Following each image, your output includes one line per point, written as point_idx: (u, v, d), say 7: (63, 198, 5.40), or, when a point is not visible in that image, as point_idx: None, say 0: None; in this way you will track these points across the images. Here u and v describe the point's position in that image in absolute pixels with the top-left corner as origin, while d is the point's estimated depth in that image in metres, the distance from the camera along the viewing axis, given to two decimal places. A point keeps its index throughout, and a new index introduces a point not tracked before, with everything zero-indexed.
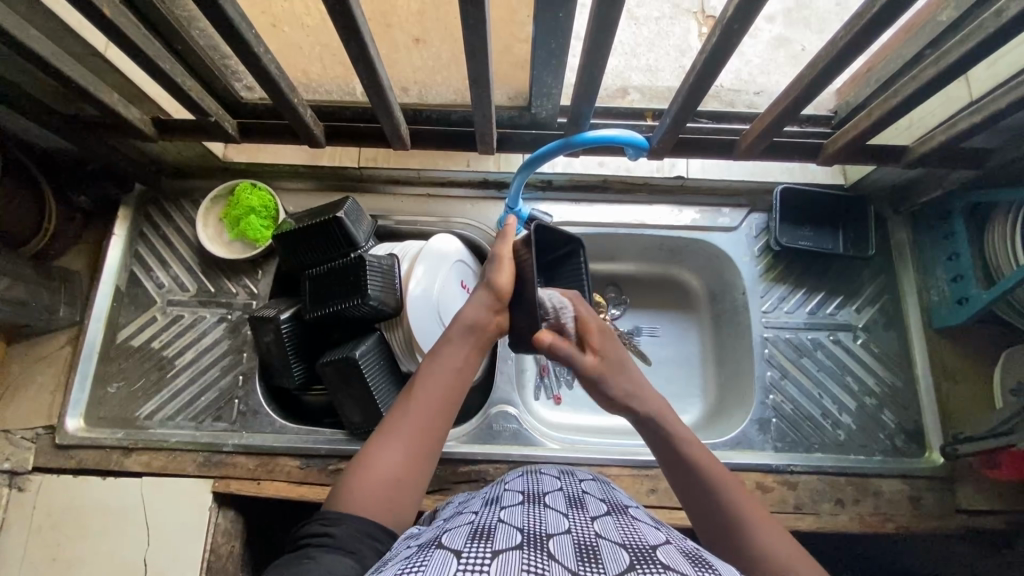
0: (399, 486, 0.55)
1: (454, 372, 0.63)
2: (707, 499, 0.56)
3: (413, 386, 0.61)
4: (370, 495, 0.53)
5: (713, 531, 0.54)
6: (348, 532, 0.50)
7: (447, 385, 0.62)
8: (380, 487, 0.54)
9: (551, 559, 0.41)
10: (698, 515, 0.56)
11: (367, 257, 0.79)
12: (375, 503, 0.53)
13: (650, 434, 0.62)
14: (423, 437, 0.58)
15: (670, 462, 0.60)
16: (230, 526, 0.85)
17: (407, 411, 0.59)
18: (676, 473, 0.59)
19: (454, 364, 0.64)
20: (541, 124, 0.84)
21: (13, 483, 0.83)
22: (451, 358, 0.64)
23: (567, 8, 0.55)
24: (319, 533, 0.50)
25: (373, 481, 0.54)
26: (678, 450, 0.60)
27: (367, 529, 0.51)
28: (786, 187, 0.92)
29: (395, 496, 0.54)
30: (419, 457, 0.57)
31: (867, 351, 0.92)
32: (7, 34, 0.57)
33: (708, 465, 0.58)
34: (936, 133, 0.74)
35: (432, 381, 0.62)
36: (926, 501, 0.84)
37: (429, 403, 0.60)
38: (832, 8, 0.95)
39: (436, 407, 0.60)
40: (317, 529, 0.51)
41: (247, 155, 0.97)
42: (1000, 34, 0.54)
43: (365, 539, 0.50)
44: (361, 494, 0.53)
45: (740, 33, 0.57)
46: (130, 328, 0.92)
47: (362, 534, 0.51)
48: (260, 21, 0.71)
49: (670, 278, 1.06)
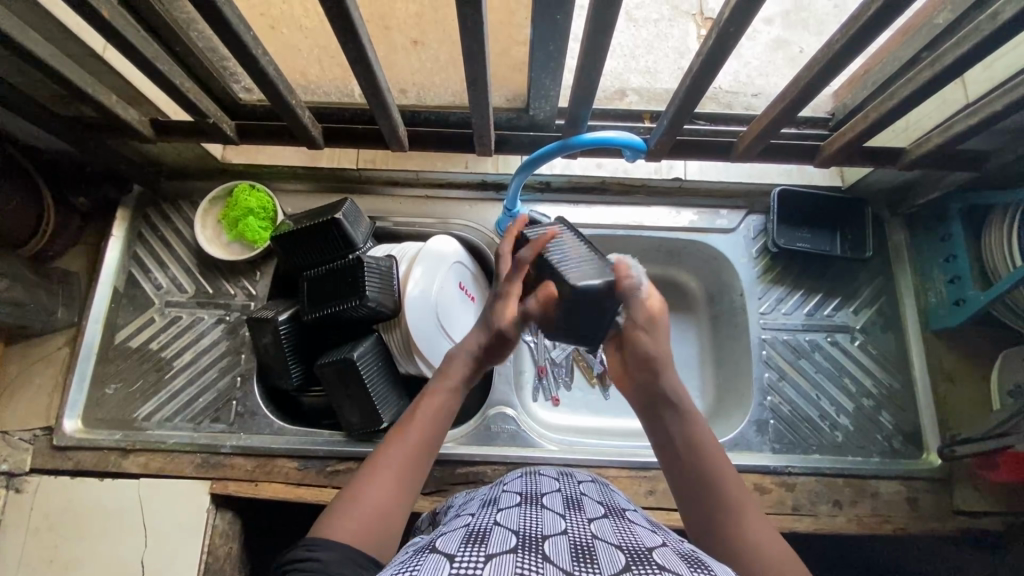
0: (389, 516, 0.54)
1: (442, 404, 0.63)
2: (704, 496, 0.55)
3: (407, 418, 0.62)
4: (357, 524, 0.52)
5: (706, 532, 0.54)
6: (335, 557, 0.49)
7: (435, 417, 0.62)
8: (368, 516, 0.53)
9: (546, 561, 0.41)
10: (693, 514, 0.55)
11: (365, 258, 0.79)
12: (362, 532, 0.52)
13: (653, 427, 0.62)
14: (411, 467, 0.58)
15: (669, 458, 0.59)
16: (228, 527, 0.85)
17: (399, 441, 0.59)
18: (674, 469, 0.58)
19: (442, 395, 0.64)
20: (539, 126, 0.84)
21: (11, 484, 0.83)
22: (440, 389, 0.64)
23: (564, 11, 0.55)
24: (303, 558, 0.49)
25: (361, 511, 0.53)
26: (679, 447, 0.59)
27: (354, 556, 0.50)
28: (781, 191, 0.92)
29: (383, 526, 0.54)
30: (406, 488, 0.57)
31: (865, 353, 0.92)
32: (5, 35, 0.57)
33: (707, 460, 0.57)
34: (933, 135, 0.75)
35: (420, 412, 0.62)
36: (923, 503, 0.84)
37: (421, 436, 0.60)
38: (830, 10, 0.95)
39: (427, 439, 0.61)
40: (303, 553, 0.49)
41: (246, 157, 0.97)
42: (995, 36, 0.54)
43: (350, 564, 0.49)
44: (349, 523, 0.52)
45: (736, 35, 0.57)
46: (128, 329, 0.92)
47: (349, 559, 0.49)
48: (258, 23, 0.72)
49: (668, 280, 1.06)
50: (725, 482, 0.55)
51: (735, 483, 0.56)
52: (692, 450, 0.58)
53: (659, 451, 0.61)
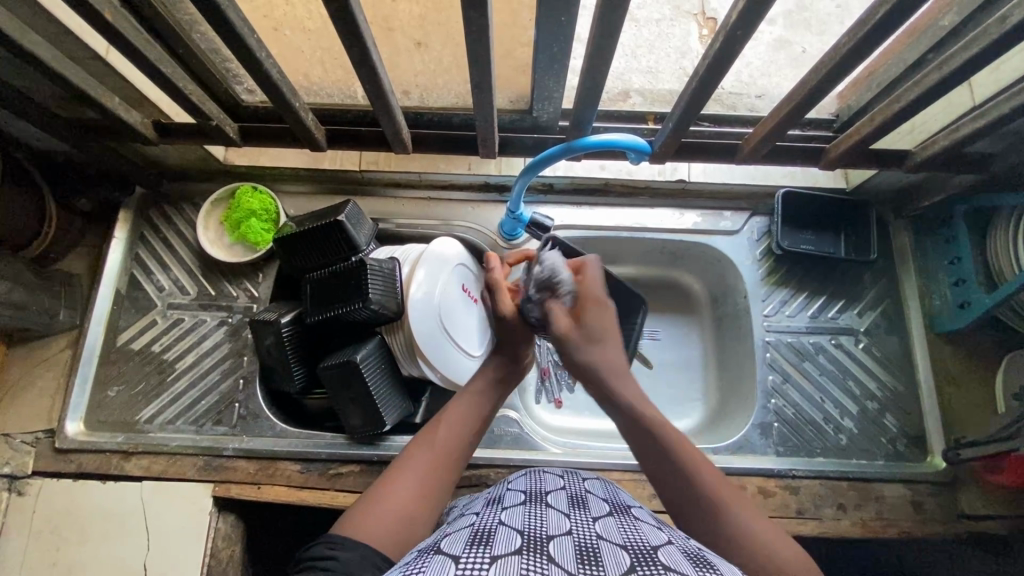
0: (414, 518, 0.55)
1: (473, 419, 0.65)
2: (682, 484, 0.55)
3: (434, 427, 0.63)
4: (380, 525, 0.52)
5: (692, 521, 0.54)
6: (354, 558, 0.48)
7: (463, 430, 0.63)
8: (392, 519, 0.53)
9: (551, 562, 0.40)
10: (678, 503, 0.55)
11: (369, 261, 0.79)
12: (385, 532, 0.52)
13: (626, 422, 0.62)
14: (436, 475, 0.59)
15: (648, 452, 0.59)
16: (230, 530, 0.85)
17: (425, 449, 0.60)
18: (654, 458, 0.58)
19: (473, 409, 0.66)
20: (542, 128, 0.84)
21: (13, 487, 0.83)
22: (467, 403, 0.66)
23: (569, 13, 0.55)
24: (323, 556, 0.48)
25: (385, 512, 0.54)
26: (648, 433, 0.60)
27: (372, 556, 0.50)
28: (787, 192, 0.92)
29: (407, 531, 0.54)
30: (429, 497, 0.57)
31: (869, 355, 0.92)
32: (6, 37, 0.56)
33: (680, 445, 0.58)
34: (938, 137, 0.74)
35: (447, 425, 0.63)
36: (927, 507, 0.84)
37: (448, 446, 0.61)
38: (834, 10, 0.94)
39: (454, 450, 0.61)
40: (323, 551, 0.48)
41: (249, 159, 0.96)
42: (1003, 41, 0.54)
43: (368, 566, 0.49)
44: (372, 522, 0.53)
45: (743, 39, 0.57)
46: (130, 331, 0.92)
47: (367, 561, 0.49)
48: (263, 26, 0.71)
49: (671, 282, 1.06)
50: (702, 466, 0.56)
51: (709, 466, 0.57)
52: (660, 442, 0.59)
53: (631, 439, 0.61)
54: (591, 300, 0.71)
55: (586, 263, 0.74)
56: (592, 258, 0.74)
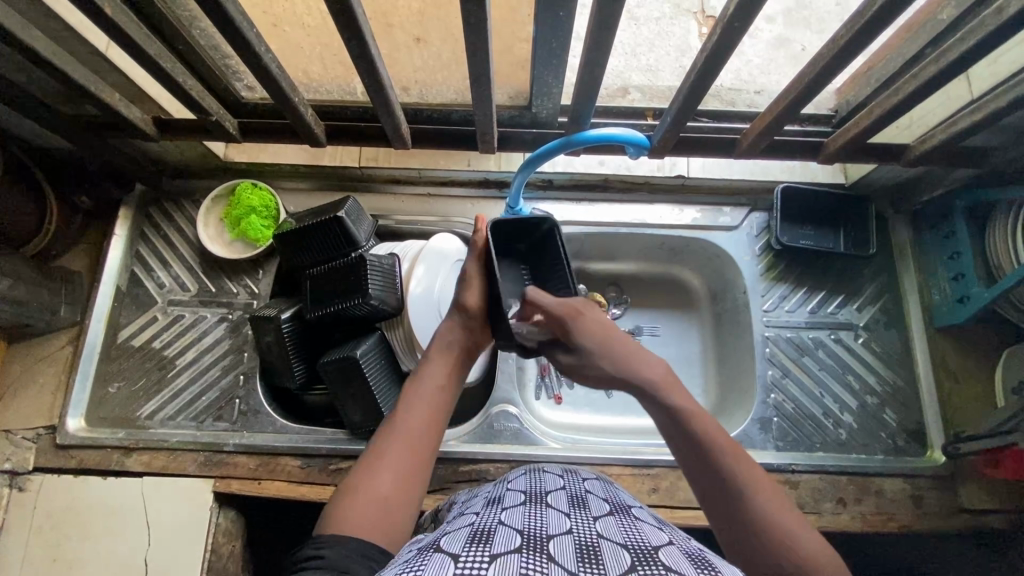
0: (392, 503, 0.54)
1: (435, 395, 0.63)
2: (716, 476, 0.53)
3: (398, 408, 0.61)
4: (360, 518, 0.52)
5: (721, 514, 0.52)
6: (342, 554, 0.48)
7: (431, 401, 0.62)
8: (369, 508, 0.53)
9: (552, 561, 0.40)
10: (704, 493, 0.54)
11: (368, 256, 0.79)
12: (363, 523, 0.52)
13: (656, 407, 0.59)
14: (412, 457, 0.57)
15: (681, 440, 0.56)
16: (230, 526, 0.85)
17: (393, 434, 0.59)
18: (685, 453, 0.56)
19: (435, 384, 0.64)
20: (541, 124, 0.84)
21: (14, 483, 0.83)
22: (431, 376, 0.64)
23: (567, 7, 0.55)
24: (312, 555, 0.48)
25: (362, 504, 0.53)
26: (679, 429, 0.57)
27: (364, 551, 0.49)
28: (786, 187, 0.92)
29: (385, 517, 0.53)
30: (406, 480, 0.56)
31: (869, 350, 0.92)
32: (8, 33, 0.57)
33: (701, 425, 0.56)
34: (936, 132, 0.74)
35: (416, 400, 0.62)
36: (927, 501, 0.84)
37: (413, 426, 0.59)
38: (832, 9, 0.96)
39: (420, 430, 0.59)
40: (310, 552, 0.49)
41: (247, 155, 0.97)
42: (1000, 31, 0.54)
43: (362, 562, 0.49)
44: (350, 518, 0.52)
45: (741, 31, 0.57)
46: (131, 328, 0.92)
47: (357, 554, 0.49)
48: (262, 21, 0.72)
49: (670, 278, 1.06)
50: (733, 455, 0.54)
51: (730, 444, 0.55)
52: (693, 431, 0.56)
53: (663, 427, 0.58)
54: (567, 317, 0.66)
55: (533, 293, 0.68)
56: (532, 289, 0.69)
